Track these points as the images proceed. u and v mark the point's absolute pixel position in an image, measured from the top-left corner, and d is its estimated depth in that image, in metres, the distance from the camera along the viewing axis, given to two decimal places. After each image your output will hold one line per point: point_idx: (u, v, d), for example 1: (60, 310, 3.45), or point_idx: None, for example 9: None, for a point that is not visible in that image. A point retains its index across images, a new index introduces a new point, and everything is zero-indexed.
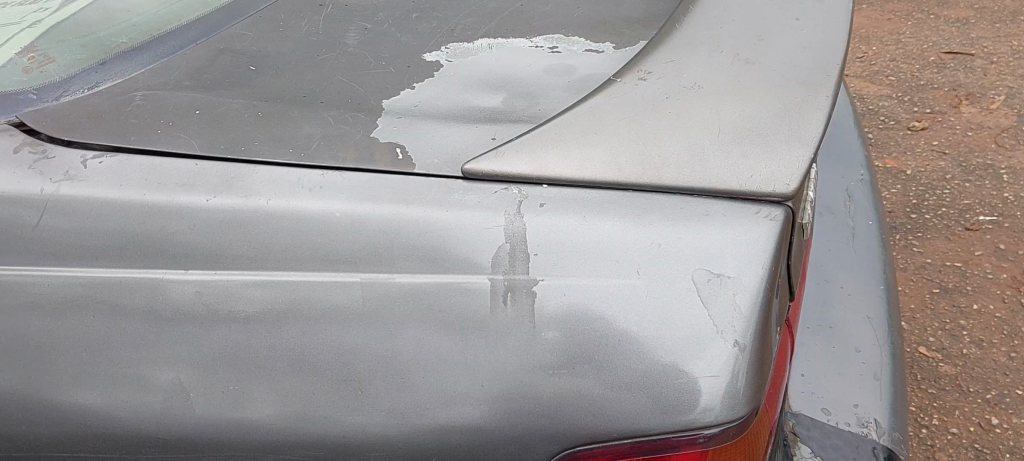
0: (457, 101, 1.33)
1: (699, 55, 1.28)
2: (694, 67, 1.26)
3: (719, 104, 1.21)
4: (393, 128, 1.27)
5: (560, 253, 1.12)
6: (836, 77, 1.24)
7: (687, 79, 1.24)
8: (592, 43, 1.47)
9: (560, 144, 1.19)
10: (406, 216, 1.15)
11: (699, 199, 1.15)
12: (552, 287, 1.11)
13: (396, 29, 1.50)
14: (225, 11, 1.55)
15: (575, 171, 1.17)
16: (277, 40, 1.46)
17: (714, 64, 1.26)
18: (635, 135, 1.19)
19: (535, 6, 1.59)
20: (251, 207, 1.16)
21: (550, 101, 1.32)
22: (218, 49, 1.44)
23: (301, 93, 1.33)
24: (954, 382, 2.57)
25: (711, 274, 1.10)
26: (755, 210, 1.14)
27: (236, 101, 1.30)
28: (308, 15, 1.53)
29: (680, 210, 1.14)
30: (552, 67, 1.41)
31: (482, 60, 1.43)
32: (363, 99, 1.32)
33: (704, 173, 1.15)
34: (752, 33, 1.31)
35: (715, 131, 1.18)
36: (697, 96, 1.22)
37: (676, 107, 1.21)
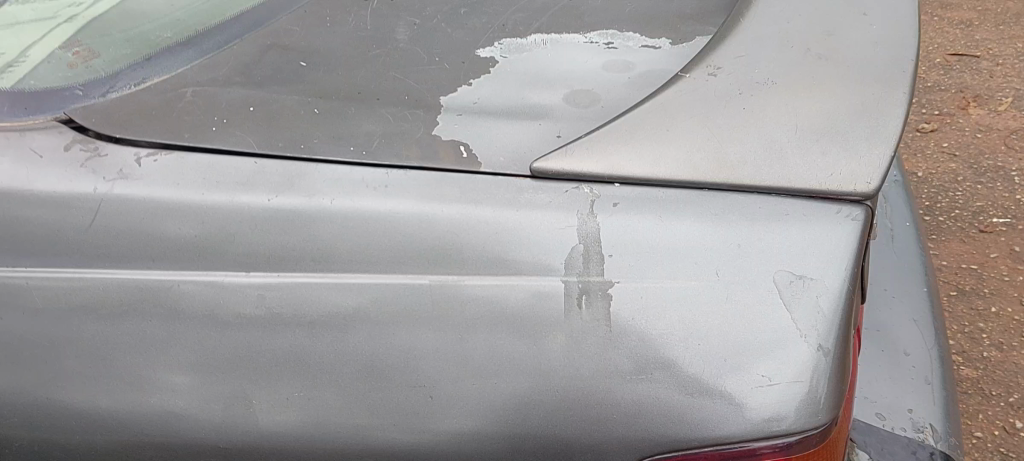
0: (516, 98, 1.29)
1: (769, 49, 1.24)
2: (766, 61, 1.21)
3: (794, 99, 1.16)
4: (455, 125, 1.23)
5: (636, 253, 1.08)
6: (912, 73, 1.20)
7: (760, 74, 1.20)
8: (648, 40, 1.43)
9: (631, 142, 1.15)
10: (475, 216, 1.11)
11: (779, 199, 1.11)
12: (629, 290, 1.07)
13: (446, 24, 1.46)
14: (269, 5, 1.51)
15: (648, 170, 1.13)
16: (325, 36, 1.42)
17: (787, 59, 1.21)
18: (709, 132, 1.15)
19: (585, 1, 1.55)
20: (315, 207, 1.12)
21: (613, 98, 1.28)
22: (266, 44, 1.40)
23: (356, 90, 1.29)
24: (975, 385, 2.53)
25: (792, 275, 1.06)
26: (836, 209, 1.11)
27: (291, 98, 1.26)
28: (355, 10, 1.49)
29: (759, 209, 1.10)
30: (610, 64, 1.37)
31: (537, 57, 1.38)
32: (420, 95, 1.28)
33: (783, 172, 1.11)
34: (822, 28, 1.27)
35: (794, 128, 1.14)
36: (771, 91, 1.17)
37: (750, 103, 1.16)
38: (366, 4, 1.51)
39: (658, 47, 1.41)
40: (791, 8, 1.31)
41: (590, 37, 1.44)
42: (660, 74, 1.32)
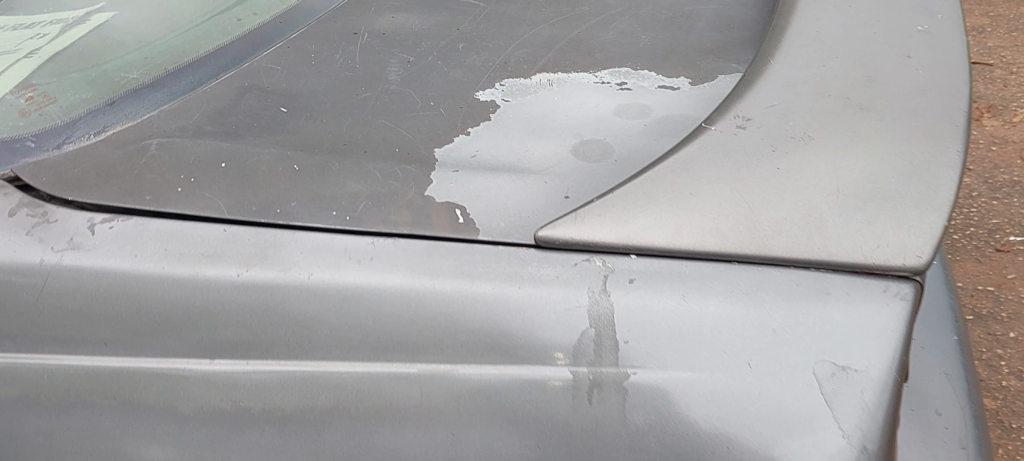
0: (519, 149, 1.15)
1: (804, 98, 1.09)
2: (801, 111, 1.07)
3: (834, 158, 1.02)
4: (450, 184, 1.09)
5: (656, 338, 0.95)
6: (965, 127, 1.06)
7: (796, 127, 1.05)
8: (665, 79, 1.29)
9: (650, 205, 1.01)
10: (471, 294, 0.98)
11: (818, 274, 0.98)
12: (645, 383, 0.95)
13: (442, 62, 1.33)
14: (248, 40, 1.37)
15: (669, 240, 0.99)
16: (308, 76, 1.29)
17: (824, 110, 1.07)
18: (738, 195, 1.00)
19: (595, 33, 1.42)
20: (290, 283, 0.99)
21: (627, 150, 1.14)
22: (243, 86, 1.27)
23: (340, 142, 1.16)
24: (995, 417, 2.38)
25: (835, 366, 0.92)
26: (882, 286, 0.97)
27: (267, 151, 1.13)
28: (342, 45, 1.36)
29: (796, 287, 0.97)
30: (624, 107, 1.22)
31: (542, 100, 1.25)
32: (412, 147, 1.15)
33: (824, 243, 0.97)
34: (862, 72, 1.13)
35: (835, 193, 0.99)
36: (808, 147, 1.03)
37: (785, 161, 1.02)
38: (355, 39, 1.38)
39: (676, 87, 1.27)
40: (827, 47, 1.17)
41: (601, 77, 1.30)
42: (678, 121, 1.19)
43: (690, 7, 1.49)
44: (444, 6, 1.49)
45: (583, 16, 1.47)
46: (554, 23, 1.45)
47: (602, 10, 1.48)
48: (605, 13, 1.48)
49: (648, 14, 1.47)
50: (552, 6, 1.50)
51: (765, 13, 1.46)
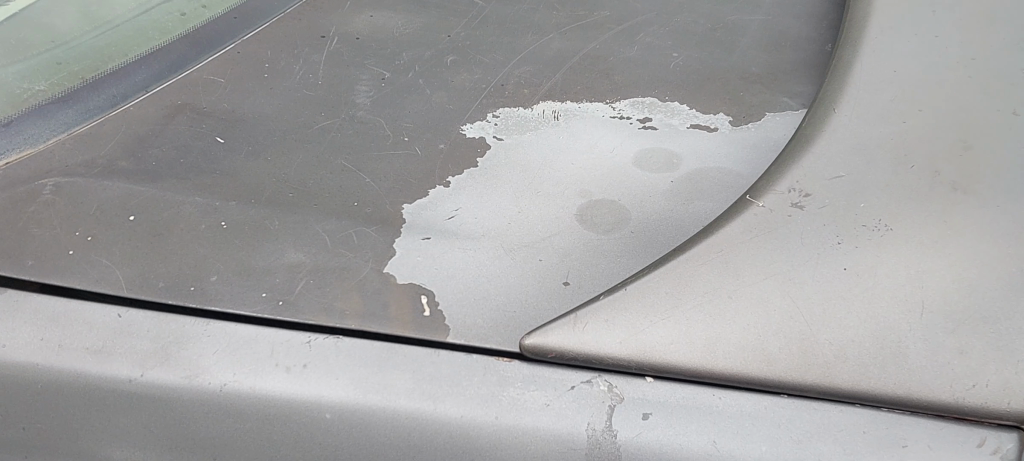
0: (510, 209, 0.91)
1: (880, 168, 0.84)
2: (875, 187, 0.82)
3: (919, 257, 0.77)
4: (417, 256, 0.85)
5: None
6: None
7: (868, 209, 0.81)
8: (699, 116, 1.04)
9: (677, 310, 0.76)
10: (429, 421, 0.73)
11: (894, 415, 0.72)
12: None
13: (424, 80, 1.08)
14: (192, 42, 1.14)
15: (698, 359, 0.74)
16: (258, 93, 1.05)
17: (907, 185, 0.82)
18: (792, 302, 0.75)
19: (615, 46, 1.16)
20: (193, 395, 0.75)
21: (648, 216, 0.89)
22: (177, 106, 1.03)
23: (283, 189, 0.92)
24: None
25: None
26: (978, 438, 0.70)
27: (191, 201, 0.90)
28: (306, 54, 1.12)
29: (863, 435, 0.71)
30: (647, 154, 0.98)
31: (544, 138, 1.00)
32: (372, 203, 0.91)
33: (900, 374, 0.72)
34: (954, 132, 0.87)
35: (919, 308, 0.74)
36: (884, 239, 0.78)
37: (854, 259, 0.77)
38: (322, 46, 1.14)
39: (712, 128, 1.02)
40: (907, 97, 0.92)
41: (620, 109, 1.05)
42: (713, 178, 0.94)
43: (732, 18, 1.24)
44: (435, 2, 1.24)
45: (602, 22, 1.21)
46: (566, 31, 1.19)
47: (626, 16, 1.23)
48: (629, 19, 1.22)
49: (682, 24, 1.22)
50: (565, 7, 1.24)
51: (824, 29, 1.21)
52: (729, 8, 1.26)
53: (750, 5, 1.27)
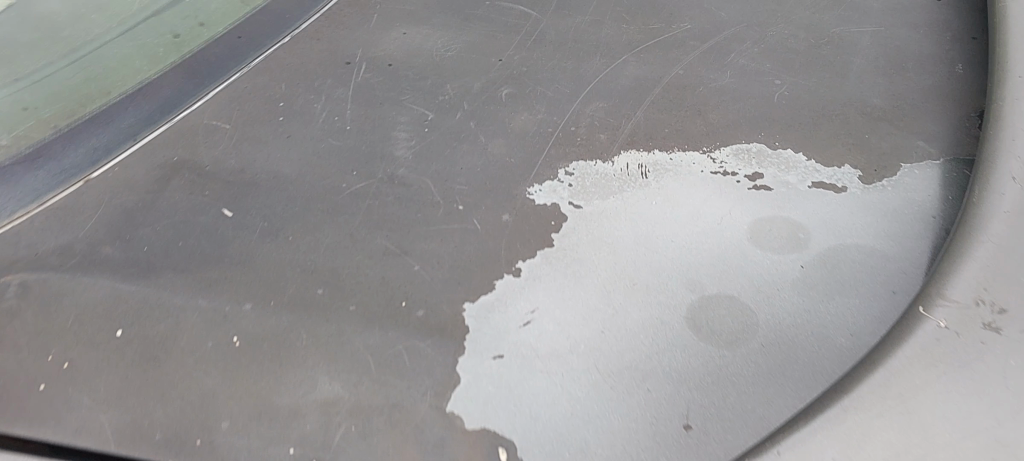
0: (603, 309, 0.71)
1: None
2: None
3: None
4: (488, 387, 0.65)
5: None
6: None
7: None
8: (821, 170, 0.84)
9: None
10: None
11: None
12: None
13: (479, 122, 0.88)
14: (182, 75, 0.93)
15: None
16: (270, 147, 0.86)
17: None
18: None
19: (707, 70, 0.96)
20: None
21: (785, 321, 0.70)
22: (171, 168, 0.84)
23: (310, 285, 0.73)
24: None
25: None
26: None
27: (193, 305, 0.71)
28: (338, 90, 0.92)
29: None
30: (767, 227, 0.78)
31: (635, 203, 0.80)
32: (423, 302, 0.72)
33: None
34: None
35: None
36: None
37: None
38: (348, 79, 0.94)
39: (841, 187, 0.82)
40: None
41: (722, 163, 0.85)
42: (858, 262, 0.75)
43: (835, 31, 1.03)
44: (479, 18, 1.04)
45: (684, 40, 1.01)
46: (643, 50, 0.99)
47: (711, 30, 1.03)
48: (712, 37, 1.02)
49: (779, 40, 1.01)
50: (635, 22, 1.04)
51: (948, 45, 1.00)
52: (830, 18, 1.06)
53: (856, 14, 1.07)
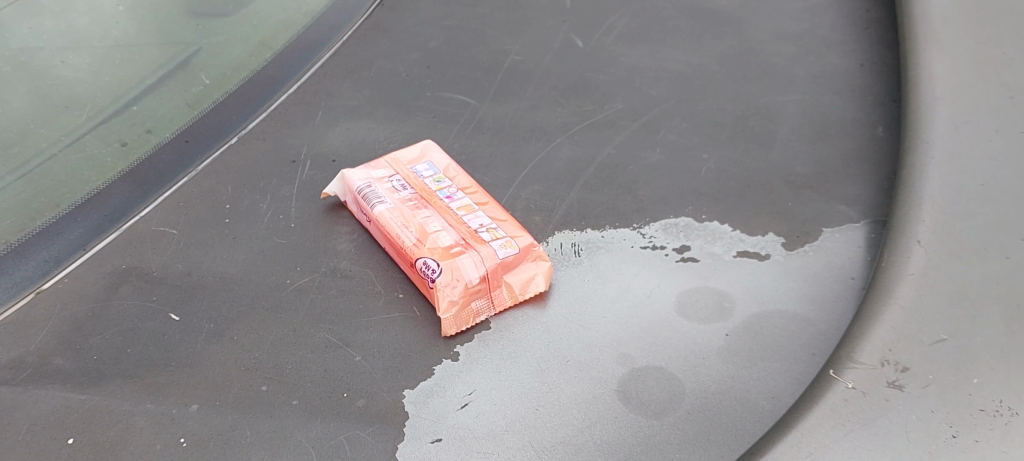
0: (540, 383, 0.75)
1: (965, 356, 0.68)
2: (946, 387, 0.66)
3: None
4: (434, 405, 0.73)
5: None
6: None
7: (924, 397, 0.66)
8: (746, 238, 0.88)
9: None
10: None
11: None
12: None
13: (470, 163, 0.98)
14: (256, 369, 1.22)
15: None
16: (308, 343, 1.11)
17: (991, 369, 0.67)
18: None
19: (668, 160, 0.98)
20: None
21: (726, 397, 0.73)
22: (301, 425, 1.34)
23: (254, 382, 0.75)
24: None
25: None
26: None
27: (142, 409, 0.73)
28: None
29: None
30: (691, 298, 0.82)
31: (569, 289, 0.83)
32: (381, 323, 0.80)
33: None
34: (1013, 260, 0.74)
35: None
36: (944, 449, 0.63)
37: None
38: (294, 177, 0.97)
39: (764, 255, 0.86)
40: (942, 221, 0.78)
41: (652, 237, 0.88)
42: (769, 304, 0.81)
43: (764, 99, 1.08)
44: (432, 111, 1.07)
45: (616, 120, 1.04)
46: (591, 146, 1.00)
47: (645, 106, 1.06)
48: (643, 113, 1.05)
49: (708, 113, 1.05)
50: (570, 104, 1.07)
51: None
52: (758, 87, 1.10)
53: (783, 81, 1.11)
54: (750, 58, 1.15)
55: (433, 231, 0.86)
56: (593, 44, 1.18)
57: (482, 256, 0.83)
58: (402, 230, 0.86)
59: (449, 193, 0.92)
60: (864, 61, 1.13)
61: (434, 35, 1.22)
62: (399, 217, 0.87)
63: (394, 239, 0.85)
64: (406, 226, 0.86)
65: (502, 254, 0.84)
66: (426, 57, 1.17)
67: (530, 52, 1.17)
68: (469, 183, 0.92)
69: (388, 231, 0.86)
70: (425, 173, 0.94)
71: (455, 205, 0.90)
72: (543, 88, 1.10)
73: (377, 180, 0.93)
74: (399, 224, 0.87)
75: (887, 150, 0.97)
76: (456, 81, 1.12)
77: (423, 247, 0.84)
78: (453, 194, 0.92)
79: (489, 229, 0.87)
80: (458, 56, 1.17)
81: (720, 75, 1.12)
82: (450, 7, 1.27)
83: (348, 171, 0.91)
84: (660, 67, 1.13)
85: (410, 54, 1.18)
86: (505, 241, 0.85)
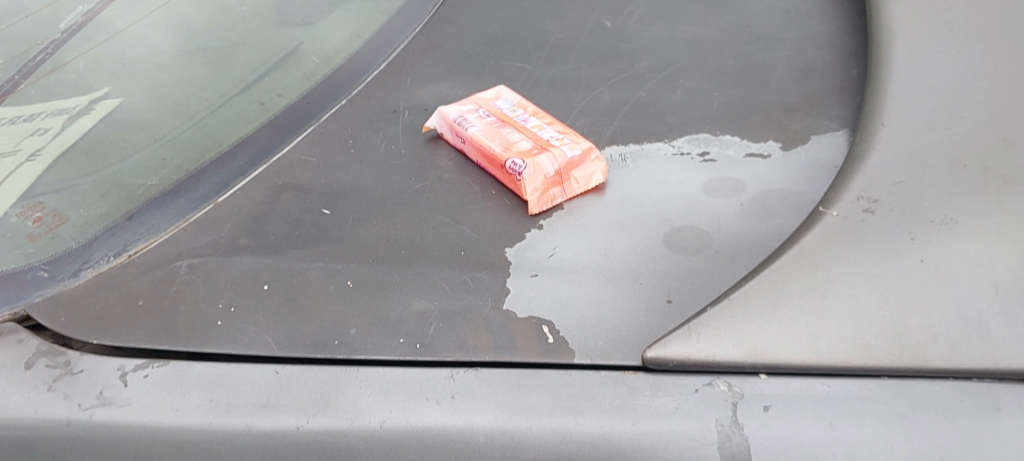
0: (607, 240, 1.01)
1: (918, 189, 0.93)
2: (904, 208, 0.91)
3: (952, 252, 0.87)
4: (530, 255, 0.99)
5: (789, 402, 0.81)
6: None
7: (885, 216, 0.91)
8: (752, 145, 1.15)
9: (746, 330, 0.85)
10: (577, 434, 0.81)
11: (920, 379, 0.82)
12: (765, 397, 0.82)
13: (533, 107, 1.26)
14: None
15: (784, 351, 0.83)
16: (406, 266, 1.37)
17: (936, 194, 0.92)
18: (854, 313, 0.85)
19: (687, 97, 1.25)
20: (361, 432, 0.83)
21: (744, 239, 0.99)
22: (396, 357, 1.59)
23: (395, 247, 1.01)
24: None
25: None
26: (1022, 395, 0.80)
27: (315, 265, 0.99)
28: None
29: (949, 397, 0.81)
30: (713, 183, 1.08)
31: (621, 183, 1.10)
32: (482, 208, 1.07)
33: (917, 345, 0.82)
34: (952, 125, 0.99)
35: (944, 278, 0.85)
36: (902, 247, 0.88)
37: (878, 265, 0.87)
38: (397, 121, 1.24)
39: (766, 154, 1.13)
40: (898, 107, 1.04)
41: (680, 147, 1.15)
42: (771, 183, 1.07)
43: (761, 54, 1.35)
44: (496, 75, 1.35)
45: (642, 74, 1.31)
46: (626, 90, 1.27)
47: (665, 63, 1.34)
48: (664, 68, 1.33)
49: (716, 67, 1.33)
50: (606, 64, 1.35)
51: None
52: (755, 46, 1.37)
53: (775, 42, 1.38)
54: (747, 27, 1.43)
55: (514, 144, 1.17)
56: (619, 23, 1.46)
57: (554, 157, 1.12)
58: (491, 143, 1.16)
59: (524, 119, 1.23)
60: (840, 23, 1.41)
61: (490, 23, 1.50)
62: (487, 136, 1.18)
63: (485, 149, 1.15)
64: (493, 142, 1.16)
65: (569, 154, 1.12)
66: (485, 39, 1.45)
67: (569, 31, 1.45)
68: (538, 112, 1.24)
69: (480, 145, 1.16)
70: (504, 107, 1.27)
71: (530, 127, 1.22)
72: (583, 55, 1.38)
73: (468, 114, 1.23)
74: (488, 139, 1.17)
75: (860, 81, 1.24)
76: (512, 54, 1.40)
77: (509, 152, 1.14)
78: (526, 120, 1.24)
79: (557, 138, 1.17)
80: (511, 36, 1.45)
81: (724, 40, 1.40)
82: (499, 3, 1.56)
83: (445, 107, 1.22)
84: (675, 37, 1.41)
85: (472, 37, 1.46)
86: (571, 147, 1.13)
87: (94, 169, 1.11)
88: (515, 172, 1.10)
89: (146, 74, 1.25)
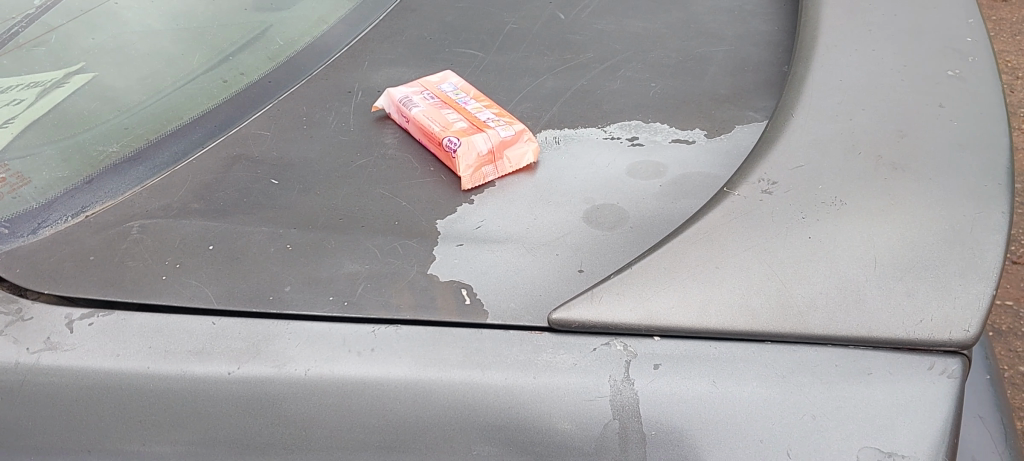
0: (531, 215, 1.08)
1: (815, 173, 1.00)
2: (800, 190, 0.99)
3: (839, 230, 0.94)
4: (458, 227, 1.07)
5: (675, 362, 0.90)
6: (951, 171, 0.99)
7: (782, 197, 0.98)
8: (679, 131, 1.22)
9: (645, 296, 0.92)
10: (482, 385, 0.89)
11: (798, 345, 0.90)
12: (654, 356, 0.90)
13: (479, 92, 1.33)
14: None
15: (677, 316, 0.91)
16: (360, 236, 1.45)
17: (830, 179, 0.99)
18: (745, 282, 0.92)
19: (626, 86, 1.33)
20: (288, 380, 0.91)
21: (658, 216, 1.06)
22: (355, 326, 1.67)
23: (334, 215, 1.09)
24: None
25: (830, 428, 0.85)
26: (889, 361, 0.89)
27: (259, 229, 1.07)
28: None
29: (822, 361, 0.89)
30: (637, 166, 1.16)
31: (552, 165, 1.17)
32: (420, 183, 1.14)
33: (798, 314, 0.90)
34: (854, 117, 1.06)
35: (829, 253, 0.92)
36: (793, 225, 0.95)
37: (771, 239, 0.94)
38: (350, 101, 1.31)
39: (691, 141, 1.20)
40: (808, 98, 1.11)
41: (611, 132, 1.22)
42: (690, 167, 1.15)
43: (701, 49, 1.42)
44: (450, 62, 1.42)
45: (587, 64, 1.39)
46: (568, 79, 1.35)
47: (609, 55, 1.41)
48: (608, 59, 1.40)
49: (658, 59, 1.40)
50: (554, 54, 1.42)
51: None
52: (696, 42, 1.45)
53: (716, 38, 1.46)
54: (693, 24, 1.50)
55: (454, 124, 1.24)
56: (572, 16, 1.54)
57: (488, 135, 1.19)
58: (431, 123, 1.23)
59: (466, 103, 1.31)
60: (780, 23, 1.48)
61: (451, 13, 1.57)
62: (430, 116, 1.25)
63: (426, 129, 1.22)
64: (435, 122, 1.24)
65: (502, 133, 1.19)
66: (444, 28, 1.52)
67: (524, 22, 1.53)
68: (480, 97, 1.31)
69: (422, 124, 1.23)
70: (449, 91, 1.34)
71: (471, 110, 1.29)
72: (533, 44, 1.45)
73: (415, 96, 1.31)
74: (430, 119, 1.24)
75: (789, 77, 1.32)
76: (467, 42, 1.48)
77: (447, 132, 1.21)
78: (469, 104, 1.31)
79: (495, 120, 1.24)
80: (469, 25, 1.53)
81: (669, 35, 1.47)
82: None
83: (392, 89, 1.29)
84: (623, 31, 1.48)
85: (431, 26, 1.54)
86: (506, 127, 1.21)
87: (58, 137, 1.19)
88: (451, 149, 1.17)
89: (116, 49, 1.33)
